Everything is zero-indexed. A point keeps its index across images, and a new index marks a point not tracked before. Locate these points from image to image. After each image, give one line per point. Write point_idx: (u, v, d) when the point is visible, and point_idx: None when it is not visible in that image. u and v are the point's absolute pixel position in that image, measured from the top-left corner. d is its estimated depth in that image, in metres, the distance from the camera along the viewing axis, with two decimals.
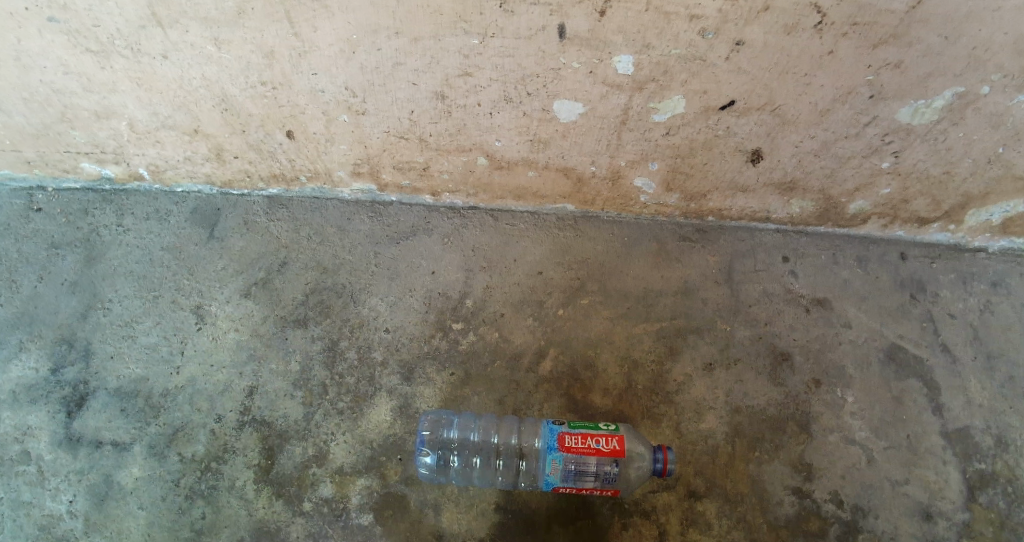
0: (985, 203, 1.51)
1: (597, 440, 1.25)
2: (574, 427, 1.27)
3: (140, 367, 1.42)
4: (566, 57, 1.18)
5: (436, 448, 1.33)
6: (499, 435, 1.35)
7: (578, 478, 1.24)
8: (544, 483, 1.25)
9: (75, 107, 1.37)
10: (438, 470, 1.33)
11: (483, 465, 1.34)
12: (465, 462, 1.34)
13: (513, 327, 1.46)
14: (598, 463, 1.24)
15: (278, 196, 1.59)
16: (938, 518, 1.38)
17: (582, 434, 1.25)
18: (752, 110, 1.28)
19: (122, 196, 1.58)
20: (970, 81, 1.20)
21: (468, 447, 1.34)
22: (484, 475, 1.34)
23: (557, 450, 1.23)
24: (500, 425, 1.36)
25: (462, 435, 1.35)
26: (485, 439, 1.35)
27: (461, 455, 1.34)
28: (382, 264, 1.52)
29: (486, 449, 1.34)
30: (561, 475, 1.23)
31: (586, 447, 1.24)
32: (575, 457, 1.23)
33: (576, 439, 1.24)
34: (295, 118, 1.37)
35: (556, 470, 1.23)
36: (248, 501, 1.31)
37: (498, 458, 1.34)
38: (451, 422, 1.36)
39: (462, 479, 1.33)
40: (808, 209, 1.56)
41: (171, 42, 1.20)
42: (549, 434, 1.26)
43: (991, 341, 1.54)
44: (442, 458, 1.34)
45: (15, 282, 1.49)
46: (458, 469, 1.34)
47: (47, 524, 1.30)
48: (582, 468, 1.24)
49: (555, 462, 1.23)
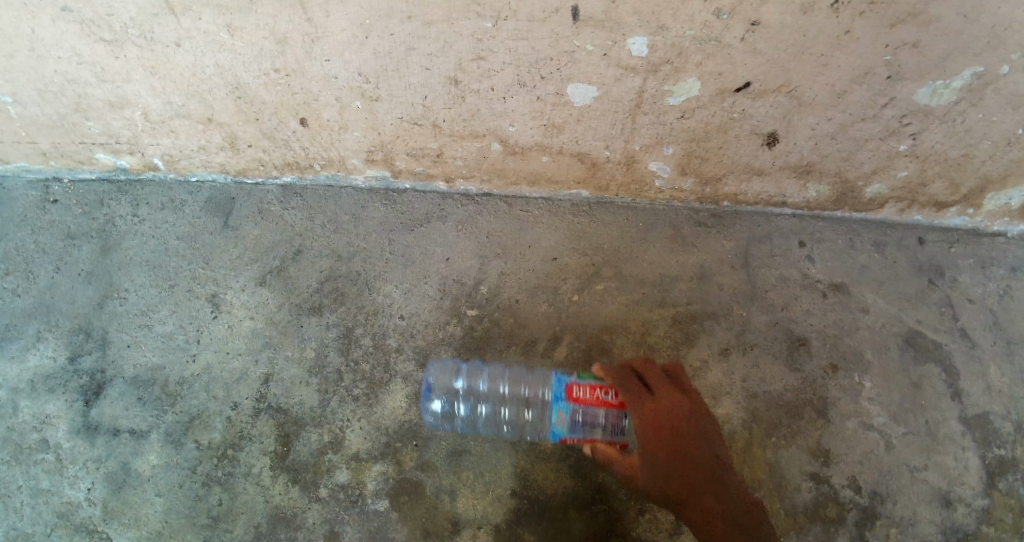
0: (1005, 186, 1.49)
1: (606, 392, 1.22)
2: (581, 378, 1.24)
3: (157, 356, 1.42)
4: (580, 39, 1.17)
5: (443, 395, 1.38)
6: (505, 385, 1.40)
7: (584, 428, 1.23)
8: (551, 434, 1.22)
9: (89, 97, 1.38)
10: (443, 419, 1.36)
11: (489, 414, 1.39)
12: (471, 410, 1.39)
13: (529, 313, 1.46)
14: (607, 414, 1.24)
15: (292, 185, 1.59)
16: (957, 504, 1.37)
17: (591, 386, 1.22)
18: (768, 92, 1.27)
19: (138, 186, 1.59)
20: (990, 60, 1.18)
21: (475, 395, 1.40)
22: (489, 423, 1.39)
23: (564, 400, 1.21)
24: (507, 375, 1.41)
25: (469, 384, 1.40)
26: (492, 388, 1.40)
27: (468, 402, 1.39)
28: (397, 251, 1.52)
29: (492, 397, 1.40)
30: (568, 426, 1.21)
31: (594, 398, 1.21)
32: (582, 408, 1.21)
33: (584, 390, 1.21)
34: (308, 106, 1.37)
35: (563, 421, 1.21)
36: (265, 488, 1.31)
37: (503, 408, 1.39)
38: (458, 372, 1.40)
39: (467, 429, 1.36)
40: (824, 193, 1.55)
41: (184, 29, 1.20)
42: (556, 384, 1.22)
43: (1010, 327, 1.52)
44: (448, 405, 1.38)
45: (32, 273, 1.50)
46: (463, 418, 1.38)
47: (65, 512, 1.31)
48: (588, 418, 1.23)
49: (561, 412, 1.21)
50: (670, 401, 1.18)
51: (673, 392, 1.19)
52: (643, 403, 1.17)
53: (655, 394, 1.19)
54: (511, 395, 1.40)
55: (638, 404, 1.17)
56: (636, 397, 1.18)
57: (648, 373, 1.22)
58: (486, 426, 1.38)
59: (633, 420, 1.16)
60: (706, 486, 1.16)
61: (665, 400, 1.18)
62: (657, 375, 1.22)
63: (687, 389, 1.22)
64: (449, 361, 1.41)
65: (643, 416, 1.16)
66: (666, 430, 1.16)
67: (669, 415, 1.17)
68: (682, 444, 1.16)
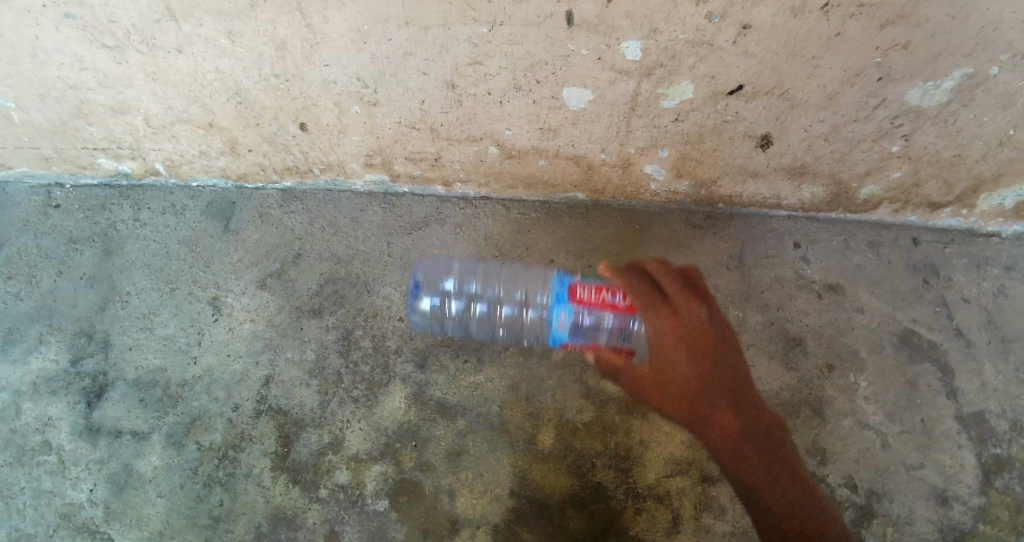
0: (998, 186, 1.50)
1: (612, 293, 1.14)
2: (586, 277, 1.18)
3: (158, 358, 1.44)
4: (575, 43, 1.19)
5: (434, 291, 1.49)
6: (498, 286, 1.49)
7: (587, 333, 1.18)
8: (551, 338, 1.18)
9: (91, 103, 1.39)
10: (431, 318, 1.46)
11: (482, 314, 1.46)
12: (464, 307, 1.47)
13: (527, 314, 1.47)
14: (613, 318, 1.17)
15: (292, 189, 1.61)
16: (953, 502, 1.37)
17: (598, 286, 1.15)
18: (761, 94, 1.29)
19: (140, 191, 1.61)
20: (980, 60, 1.20)
21: (466, 294, 1.48)
22: (482, 323, 1.46)
23: (566, 302, 1.15)
24: (498, 278, 1.51)
25: (459, 284, 1.50)
26: (485, 288, 1.50)
27: (461, 301, 1.47)
28: (395, 254, 1.54)
29: (487, 298, 1.48)
30: (570, 328, 1.16)
31: (599, 300, 1.15)
32: (586, 310, 1.16)
33: (589, 290, 1.15)
34: (307, 110, 1.39)
35: (564, 324, 1.16)
36: (265, 488, 1.32)
37: (500, 309, 1.46)
38: (452, 272, 1.52)
39: (457, 331, 1.44)
40: (819, 195, 1.56)
41: (184, 35, 1.21)
42: (559, 284, 1.17)
43: (1005, 325, 1.54)
44: (440, 301, 1.48)
45: (34, 277, 1.51)
46: (455, 316, 1.46)
47: (67, 513, 1.32)
48: (591, 321, 1.19)
49: (563, 315, 1.16)
50: (691, 310, 1.05)
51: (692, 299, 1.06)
52: (664, 311, 1.06)
53: (674, 302, 1.06)
54: (505, 296, 1.47)
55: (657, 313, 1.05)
56: (656, 305, 1.06)
57: (664, 278, 1.07)
58: (479, 327, 1.45)
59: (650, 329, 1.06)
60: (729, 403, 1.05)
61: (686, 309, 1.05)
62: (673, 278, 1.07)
63: (703, 291, 1.09)
64: (440, 262, 1.53)
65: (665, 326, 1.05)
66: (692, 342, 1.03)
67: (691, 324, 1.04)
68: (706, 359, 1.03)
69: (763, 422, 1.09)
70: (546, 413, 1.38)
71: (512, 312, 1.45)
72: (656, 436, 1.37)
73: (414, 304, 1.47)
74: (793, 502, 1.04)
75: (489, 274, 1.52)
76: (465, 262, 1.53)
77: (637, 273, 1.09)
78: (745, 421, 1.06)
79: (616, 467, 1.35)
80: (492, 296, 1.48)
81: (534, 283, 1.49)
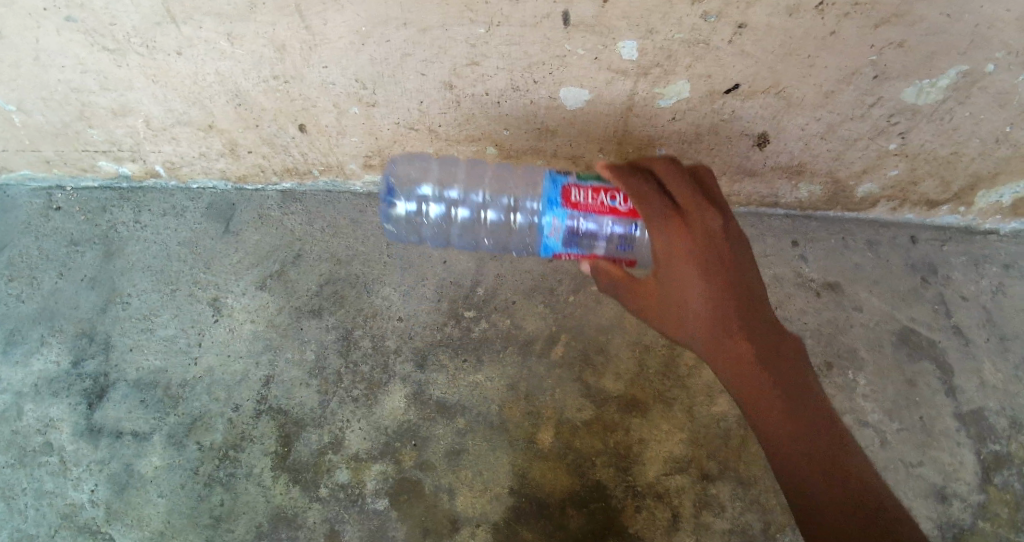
0: (995, 184, 1.51)
1: (612, 197, 1.11)
2: (582, 180, 1.14)
3: (159, 359, 1.44)
4: (571, 44, 1.20)
5: (412, 195, 1.45)
6: (482, 192, 1.46)
7: (582, 242, 1.14)
8: (542, 248, 1.15)
9: (91, 105, 1.40)
10: (404, 224, 1.50)
11: (465, 218, 1.46)
12: (445, 215, 1.45)
13: (526, 313, 1.47)
14: (613, 224, 1.14)
15: (292, 190, 1.62)
16: (953, 499, 1.38)
17: (594, 189, 1.12)
18: (758, 93, 1.29)
19: (140, 193, 1.62)
20: (975, 59, 1.20)
21: (447, 200, 1.44)
22: (464, 230, 1.48)
23: (560, 206, 1.12)
24: (482, 182, 1.48)
25: (440, 188, 1.45)
26: (466, 195, 1.46)
27: (441, 206, 1.44)
28: (395, 255, 1.54)
29: (470, 203, 1.45)
30: (562, 236, 1.13)
31: (597, 203, 1.12)
32: (581, 215, 1.12)
33: (584, 193, 1.12)
34: (306, 112, 1.40)
35: (557, 232, 1.13)
36: (265, 488, 1.33)
37: (484, 213, 1.45)
38: (430, 175, 1.48)
39: (436, 240, 1.52)
40: (816, 193, 1.57)
41: (184, 38, 1.22)
42: (553, 188, 1.14)
43: (1003, 323, 1.54)
44: (417, 207, 1.45)
45: (36, 279, 1.52)
46: (434, 222, 1.46)
47: (69, 513, 1.32)
48: (588, 228, 1.13)
49: (556, 221, 1.12)
50: (699, 216, 0.97)
51: (704, 204, 0.97)
52: (676, 225, 0.96)
53: (682, 208, 0.97)
54: (488, 203, 1.44)
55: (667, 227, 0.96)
56: (662, 210, 0.96)
57: (672, 181, 0.99)
58: (461, 237, 1.50)
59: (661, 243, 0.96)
60: (738, 321, 0.96)
61: (695, 216, 0.97)
62: (681, 181, 0.98)
63: (719, 200, 1.00)
64: (417, 161, 1.50)
65: (671, 234, 0.96)
66: (696, 252, 0.95)
67: (698, 233, 0.96)
68: (711, 271, 0.95)
69: (783, 346, 0.97)
70: (545, 411, 1.39)
71: (496, 218, 1.44)
72: (655, 434, 1.38)
73: (390, 212, 1.48)
74: (802, 438, 0.93)
75: (472, 176, 1.49)
76: (444, 163, 1.50)
77: (644, 173, 0.99)
78: (757, 343, 0.96)
79: (616, 466, 1.35)
80: (474, 203, 1.45)
81: (519, 189, 1.44)
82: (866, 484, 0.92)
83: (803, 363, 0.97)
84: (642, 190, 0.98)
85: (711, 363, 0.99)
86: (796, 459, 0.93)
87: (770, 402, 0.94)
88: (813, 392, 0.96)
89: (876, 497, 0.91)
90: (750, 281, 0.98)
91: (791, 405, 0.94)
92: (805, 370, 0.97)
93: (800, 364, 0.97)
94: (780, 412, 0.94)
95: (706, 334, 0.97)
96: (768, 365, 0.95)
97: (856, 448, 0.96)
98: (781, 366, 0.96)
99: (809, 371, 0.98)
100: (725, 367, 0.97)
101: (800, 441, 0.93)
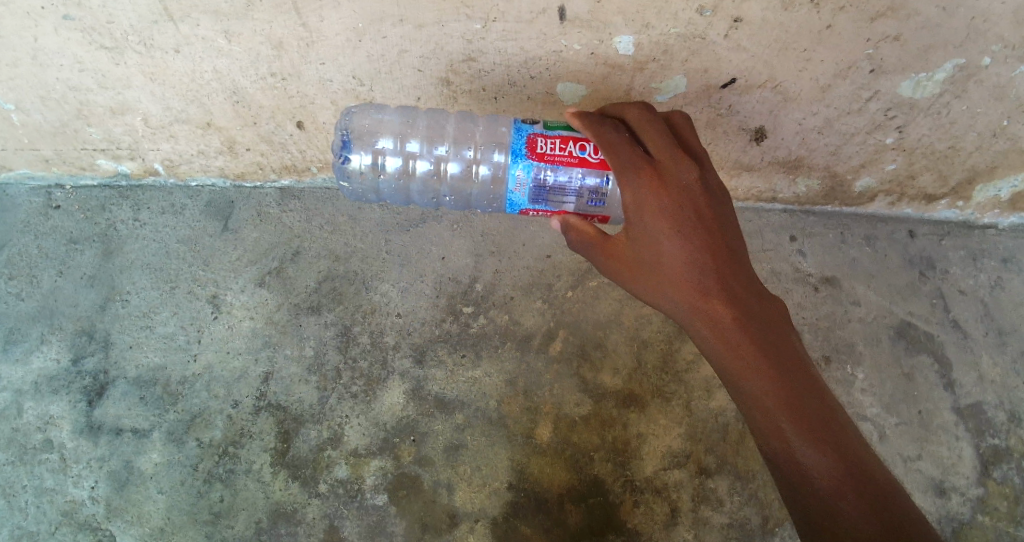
0: (993, 177, 1.51)
1: (580, 148, 1.10)
2: (550, 130, 1.13)
3: (158, 356, 1.45)
4: (567, 39, 1.20)
5: (366, 147, 1.33)
6: (442, 143, 1.35)
7: (549, 196, 1.13)
8: (507, 203, 1.16)
9: (90, 103, 1.39)
10: (358, 179, 1.39)
11: (425, 172, 1.37)
12: (402, 168, 1.36)
13: (523, 309, 1.47)
14: (582, 176, 1.12)
15: (290, 188, 1.60)
16: (952, 493, 1.40)
17: (561, 138, 1.11)
18: (754, 88, 1.29)
19: (139, 192, 1.61)
20: (971, 53, 1.21)
21: (404, 153, 1.34)
22: (424, 183, 1.40)
23: (526, 157, 1.11)
24: (443, 130, 1.36)
25: (398, 139, 1.34)
26: (426, 146, 1.35)
27: (399, 159, 1.34)
28: (393, 252, 1.53)
29: (429, 155, 1.35)
30: (529, 191, 1.13)
31: (563, 153, 1.11)
32: (546, 166, 1.11)
33: (549, 143, 1.11)
34: (304, 109, 1.40)
35: (524, 185, 1.13)
36: (265, 484, 1.34)
37: (444, 165, 1.36)
38: (387, 126, 1.35)
39: (395, 195, 1.45)
40: (814, 188, 1.57)
41: (182, 36, 1.22)
42: (518, 138, 1.12)
43: (1001, 317, 1.55)
44: (373, 160, 1.34)
45: (35, 277, 1.52)
46: (391, 176, 1.37)
47: (69, 510, 1.33)
48: (556, 179, 1.12)
49: (520, 172, 1.12)
50: (671, 167, 0.98)
51: (676, 156, 0.99)
52: (648, 178, 0.97)
53: (654, 159, 0.99)
54: (449, 154, 1.34)
55: (639, 179, 0.97)
56: (633, 160, 0.99)
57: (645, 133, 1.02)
58: (421, 190, 1.42)
59: (632, 195, 0.97)
60: (713, 277, 0.95)
61: (666, 167, 0.98)
62: (654, 133, 1.02)
63: (694, 154, 1.02)
64: (373, 112, 1.37)
65: (641, 185, 0.97)
66: (668, 203, 0.96)
67: (670, 184, 0.97)
68: (684, 224, 0.95)
69: (762, 304, 0.95)
70: (544, 407, 1.39)
71: (457, 169, 1.35)
72: (653, 429, 1.38)
73: (342, 167, 1.35)
74: (785, 401, 0.89)
75: (432, 125, 1.37)
76: (402, 112, 1.37)
77: (616, 125, 1.03)
78: (733, 300, 0.94)
79: (614, 461, 1.36)
80: (434, 155, 1.35)
81: (482, 138, 1.34)
82: (854, 449, 0.88)
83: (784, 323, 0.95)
84: (612, 143, 1.00)
85: (687, 325, 0.97)
86: (778, 422, 0.89)
87: (749, 362, 0.91)
88: (796, 353, 0.93)
89: (864, 463, 0.88)
90: (731, 244, 0.97)
91: (773, 366, 0.91)
92: (787, 331, 0.94)
93: (780, 325, 0.95)
94: (761, 373, 0.91)
95: (680, 291, 0.95)
96: (744, 322, 0.93)
97: (844, 415, 0.91)
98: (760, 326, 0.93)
99: (790, 332, 0.95)
100: (701, 327, 0.95)
101: (789, 412, 0.89)
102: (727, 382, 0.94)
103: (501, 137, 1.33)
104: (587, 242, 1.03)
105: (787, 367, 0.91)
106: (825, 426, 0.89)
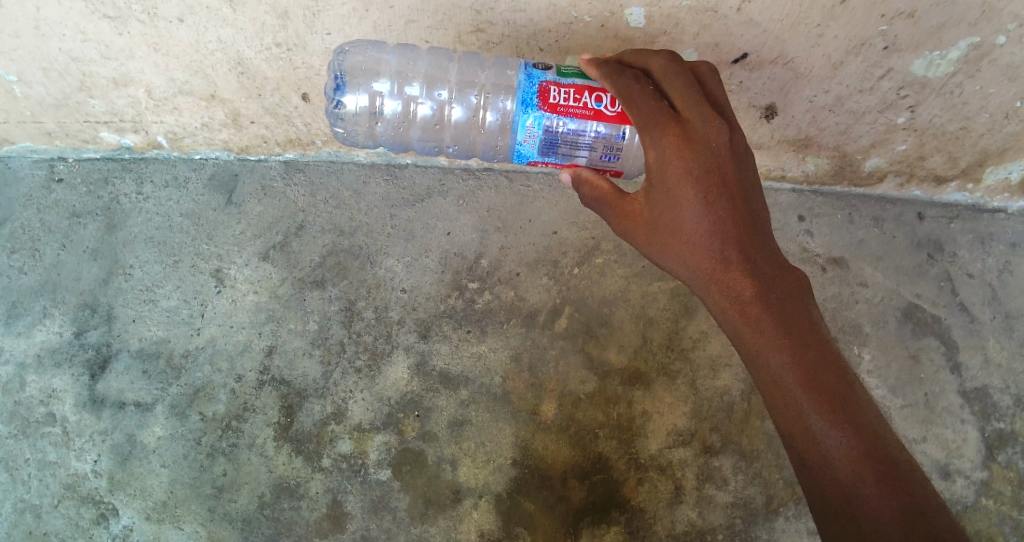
0: (1004, 160, 1.50)
1: (597, 99, 1.09)
2: (563, 78, 1.10)
3: (161, 330, 1.44)
4: (577, 10, 1.19)
5: (362, 87, 1.25)
6: (446, 85, 1.28)
7: (560, 149, 1.13)
8: (516, 155, 1.14)
9: (93, 75, 1.37)
10: (352, 124, 1.30)
11: (427, 118, 1.31)
12: (402, 113, 1.29)
13: (529, 286, 1.46)
14: (596, 129, 1.11)
15: (295, 161, 1.57)
16: (955, 476, 1.41)
17: (576, 88, 1.09)
18: (765, 64, 1.28)
19: (142, 164, 1.58)
20: (986, 31, 1.19)
21: (404, 95, 1.27)
22: (425, 131, 1.33)
23: (537, 107, 1.09)
24: (447, 72, 1.29)
25: (399, 81, 1.26)
26: (426, 88, 1.28)
27: (397, 103, 1.27)
28: (398, 225, 1.51)
29: (433, 99, 1.29)
30: (539, 144, 1.12)
31: (577, 103, 1.08)
32: (559, 117, 1.09)
33: (563, 93, 1.09)
34: (309, 81, 1.37)
35: (535, 137, 1.11)
36: (268, 458, 1.35)
37: (450, 109, 1.29)
38: (386, 67, 1.26)
39: (393, 144, 1.37)
40: (823, 167, 1.55)
41: (186, 5, 1.20)
42: (529, 85, 1.10)
43: (1008, 301, 1.54)
44: (371, 102, 1.27)
45: (37, 251, 1.50)
46: (389, 122, 1.30)
47: (72, 483, 1.34)
48: (569, 131, 1.10)
49: (531, 123, 1.10)
50: (699, 127, 0.94)
51: (706, 114, 0.94)
52: (674, 138, 0.93)
53: (681, 117, 0.95)
54: (453, 98, 1.28)
55: (663, 139, 0.94)
56: (658, 119, 0.95)
57: (671, 86, 0.98)
58: (422, 141, 1.35)
59: (654, 157, 0.95)
60: (735, 245, 0.94)
61: (695, 127, 0.94)
62: (683, 87, 0.97)
63: (722, 113, 0.97)
64: (370, 49, 1.27)
65: (666, 146, 0.94)
66: (694, 168, 0.93)
67: (698, 146, 0.93)
68: (709, 192, 0.93)
69: (785, 277, 0.93)
70: (548, 384, 1.39)
71: (462, 115, 1.29)
72: (658, 407, 1.38)
73: (337, 111, 1.27)
74: (806, 378, 0.88)
75: (434, 66, 1.29)
76: (401, 52, 1.28)
77: (638, 76, 0.99)
78: (755, 272, 0.93)
79: (618, 437, 1.36)
80: (436, 98, 1.29)
81: (489, 81, 1.27)
82: (877, 432, 0.87)
83: (807, 296, 0.93)
84: (638, 98, 0.97)
85: (705, 294, 0.96)
86: (797, 399, 0.88)
87: (769, 336, 0.90)
88: (818, 328, 0.91)
89: (888, 450, 0.86)
90: (754, 210, 0.95)
91: (794, 340, 0.90)
92: (809, 306, 0.93)
93: (802, 299, 0.93)
94: (781, 348, 0.90)
95: (700, 260, 0.95)
96: (765, 294, 0.92)
97: (867, 397, 0.90)
98: (781, 299, 0.92)
99: (812, 307, 0.93)
100: (720, 298, 0.94)
101: (805, 386, 0.88)
102: (745, 355, 0.94)
103: (510, 81, 1.26)
104: (600, 198, 1.03)
105: (807, 343, 0.90)
106: (847, 406, 0.87)
